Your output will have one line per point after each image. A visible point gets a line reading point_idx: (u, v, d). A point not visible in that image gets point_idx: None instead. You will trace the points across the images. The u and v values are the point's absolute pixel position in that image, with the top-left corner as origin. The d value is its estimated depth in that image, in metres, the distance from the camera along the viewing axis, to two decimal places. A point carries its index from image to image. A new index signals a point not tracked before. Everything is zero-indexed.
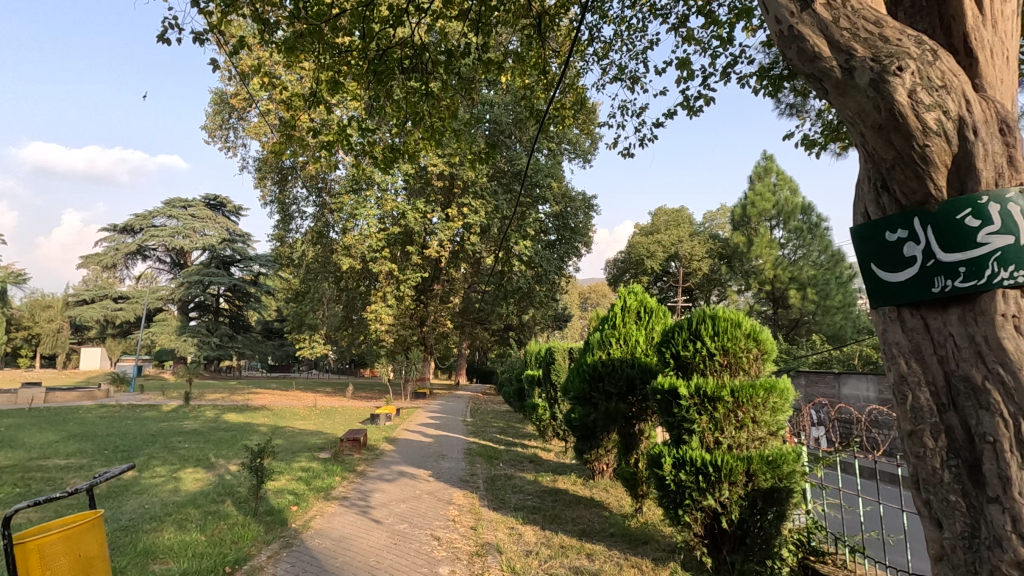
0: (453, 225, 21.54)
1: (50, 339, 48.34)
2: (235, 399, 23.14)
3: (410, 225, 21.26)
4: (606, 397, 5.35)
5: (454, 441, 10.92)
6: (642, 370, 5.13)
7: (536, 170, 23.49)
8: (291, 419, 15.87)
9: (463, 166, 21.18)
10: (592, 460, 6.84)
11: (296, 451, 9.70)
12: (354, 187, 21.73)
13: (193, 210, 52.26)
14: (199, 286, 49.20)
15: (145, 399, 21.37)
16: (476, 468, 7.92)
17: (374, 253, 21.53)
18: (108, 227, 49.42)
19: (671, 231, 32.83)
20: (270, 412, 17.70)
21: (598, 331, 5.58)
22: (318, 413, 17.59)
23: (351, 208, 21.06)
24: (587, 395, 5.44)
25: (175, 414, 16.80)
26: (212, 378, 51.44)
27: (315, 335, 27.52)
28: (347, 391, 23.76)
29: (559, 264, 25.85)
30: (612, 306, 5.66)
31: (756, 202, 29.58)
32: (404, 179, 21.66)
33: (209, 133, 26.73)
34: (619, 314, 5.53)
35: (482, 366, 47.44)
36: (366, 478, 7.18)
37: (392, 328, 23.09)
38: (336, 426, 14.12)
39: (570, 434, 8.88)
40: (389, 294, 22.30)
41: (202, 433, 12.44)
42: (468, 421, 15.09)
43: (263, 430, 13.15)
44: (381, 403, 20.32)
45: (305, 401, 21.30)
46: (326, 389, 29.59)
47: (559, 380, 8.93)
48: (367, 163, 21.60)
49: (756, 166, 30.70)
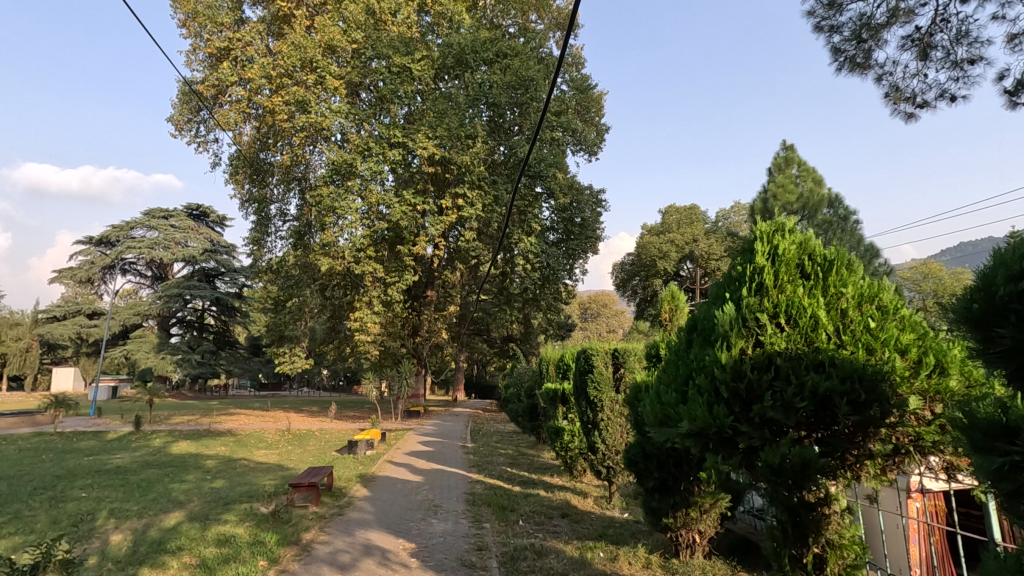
0: (446, 219, 18.91)
1: (18, 359, 45.35)
2: (201, 423, 20.35)
3: (398, 220, 18.54)
4: (769, 435, 2.79)
5: (451, 479, 8.27)
6: (841, 373, 2.54)
7: (538, 160, 20.94)
8: (253, 448, 13.09)
9: (458, 150, 18.55)
10: (676, 528, 4.21)
11: (230, 502, 6.93)
12: (334, 176, 19.16)
13: (174, 220, 49.56)
14: (179, 300, 46.49)
15: (96, 425, 18.59)
16: (486, 535, 5.18)
17: (358, 253, 18.86)
18: (84, 240, 46.63)
19: (683, 230, 30.34)
20: (233, 439, 14.94)
21: (735, 304, 3.03)
22: (290, 438, 14.87)
23: (332, 202, 18.49)
24: (730, 434, 2.81)
25: (117, 445, 14.01)
26: (194, 397, 48.58)
27: (296, 349, 24.77)
28: (330, 409, 21.03)
29: (566, 265, 23.29)
30: (750, 257, 3.14)
31: (777, 194, 27.10)
32: (393, 168, 19.08)
33: (175, 126, 24.00)
34: (772, 272, 3.01)
35: (481, 380, 44.77)
36: (307, 565, 4.41)
37: (378, 340, 20.46)
38: (303, 457, 11.34)
39: (616, 474, 6.30)
40: (375, 299, 19.64)
41: (126, 472, 9.66)
42: (469, 447, 12.36)
43: (208, 465, 10.37)
44: (367, 425, 17.58)
45: (280, 423, 18.56)
46: (309, 409, 26.82)
47: (596, 396, 6.30)
48: (349, 150, 19.06)
49: (775, 156, 28.26)
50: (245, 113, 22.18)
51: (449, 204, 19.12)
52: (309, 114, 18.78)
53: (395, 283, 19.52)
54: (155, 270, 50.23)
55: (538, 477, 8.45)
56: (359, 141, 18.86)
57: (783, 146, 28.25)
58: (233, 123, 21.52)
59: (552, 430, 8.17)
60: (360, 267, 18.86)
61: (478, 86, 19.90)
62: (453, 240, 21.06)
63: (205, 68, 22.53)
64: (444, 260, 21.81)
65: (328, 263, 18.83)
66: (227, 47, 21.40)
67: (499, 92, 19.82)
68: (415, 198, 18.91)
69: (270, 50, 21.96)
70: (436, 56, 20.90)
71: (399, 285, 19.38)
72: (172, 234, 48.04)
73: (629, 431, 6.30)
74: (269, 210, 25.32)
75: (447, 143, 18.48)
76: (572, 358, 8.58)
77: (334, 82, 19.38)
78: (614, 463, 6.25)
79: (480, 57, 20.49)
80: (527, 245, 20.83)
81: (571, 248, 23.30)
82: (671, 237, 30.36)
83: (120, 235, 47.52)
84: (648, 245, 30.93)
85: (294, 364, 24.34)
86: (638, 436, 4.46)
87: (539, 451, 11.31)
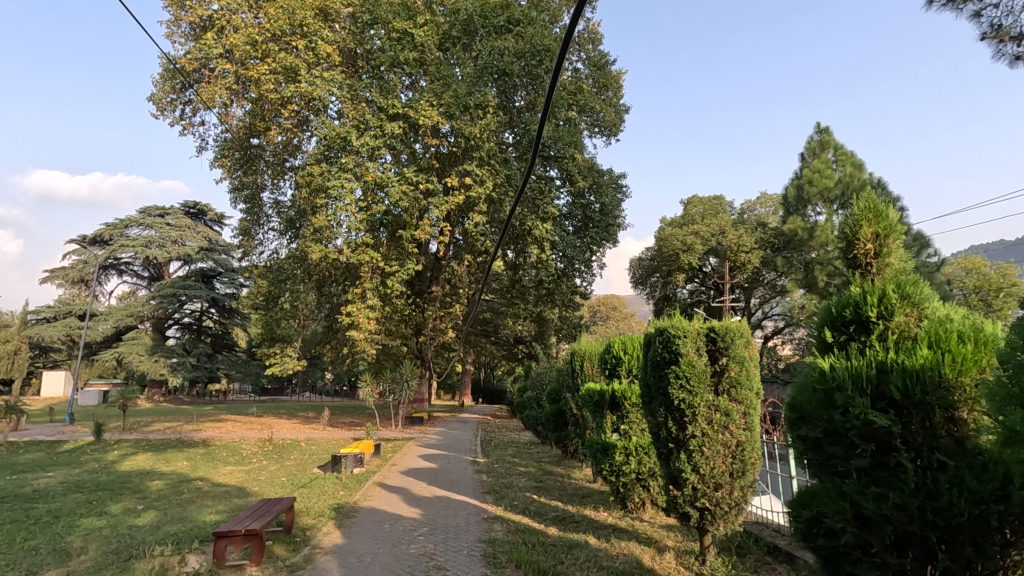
0: (453, 201, 16.62)
1: (6, 362, 43.35)
2: (179, 431, 18.22)
3: (397, 201, 16.31)
4: None
5: (461, 515, 6.06)
6: None
7: (553, 137, 18.83)
8: (221, 463, 10.91)
9: (466, 122, 16.42)
10: None
11: (133, 554, 4.74)
12: (327, 154, 17.07)
13: (170, 219, 47.78)
14: (173, 301, 44.55)
15: (58, 433, 16.52)
16: None
17: (354, 240, 16.75)
18: (76, 238, 44.80)
19: (708, 221, 28.08)
20: (203, 450, 12.78)
21: None
22: (271, 450, 12.67)
23: (323, 182, 16.39)
24: None
25: (64, 458, 11.90)
26: (190, 402, 46.67)
27: (288, 350, 22.64)
28: (322, 415, 18.85)
29: (585, 257, 21.09)
30: None
31: (813, 179, 24.76)
32: (395, 145, 17.03)
33: (157, 106, 22.03)
34: None
35: (489, 385, 42.57)
36: None
37: (376, 338, 18.29)
38: (275, 475, 9.15)
39: (717, 520, 4.09)
40: (373, 292, 17.53)
41: (42, 498, 7.49)
42: (481, 462, 10.12)
43: (152, 488, 8.20)
44: (362, 434, 15.42)
45: (264, 432, 16.36)
46: (302, 415, 24.61)
47: (687, 395, 4.08)
48: (344, 123, 16.99)
49: (810, 140, 25.80)
50: (231, 91, 20.15)
51: (455, 183, 16.79)
52: (299, 83, 16.75)
53: (395, 274, 17.39)
54: (152, 270, 48.42)
55: (577, 510, 6.19)
56: (355, 113, 16.76)
57: (818, 128, 25.83)
58: (214, 100, 19.38)
59: (597, 445, 6.02)
60: (356, 255, 16.75)
61: (487, 55, 17.78)
62: (461, 227, 18.99)
63: (188, 40, 20.52)
64: (452, 250, 19.79)
65: (318, 250, 16.67)
66: (210, 16, 19.38)
67: (510, 60, 17.64)
68: (415, 175, 16.73)
69: (259, 19, 19.91)
70: (440, 24, 18.77)
71: (399, 276, 17.23)
72: (167, 233, 46.31)
73: (734, 453, 4.08)
74: (260, 198, 23.28)
75: (454, 113, 16.42)
76: (623, 349, 6.35)
77: (327, 49, 17.32)
78: (715, 501, 4.05)
79: (489, 24, 18.36)
80: (543, 231, 18.70)
81: (590, 238, 21.06)
82: (695, 229, 28.09)
83: (114, 233, 45.78)
84: (669, 237, 28.61)
85: (285, 365, 22.21)
86: (831, 475, 2.62)
87: (570, 471, 9.03)
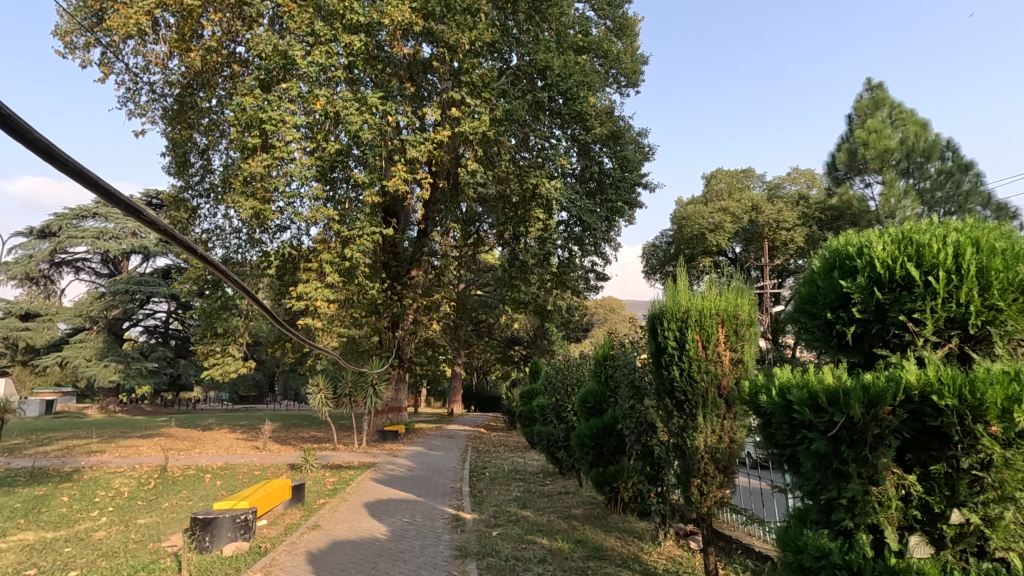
0: (435, 136, 12.46)
1: None
2: (69, 453, 13.73)
3: (354, 132, 11.91)
4: None
5: None
6: None
7: (562, 67, 14.85)
8: (32, 520, 6.46)
9: (451, 31, 12.31)
10: None
11: None
12: (264, 82, 12.75)
13: (130, 210, 43.40)
14: (128, 299, 39.85)
15: None
16: None
17: (302, 192, 12.38)
18: (21, 231, 39.99)
19: (737, 197, 24.42)
20: (43, 492, 8.30)
21: None
22: (150, 491, 8.23)
23: (258, 114, 11.92)
24: None
25: None
26: (149, 412, 41.92)
27: (231, 348, 18.19)
28: (264, 430, 14.44)
29: (605, 229, 16.70)
30: None
31: (868, 140, 20.69)
32: (355, 67, 12.83)
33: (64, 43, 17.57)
34: None
35: (483, 390, 38.24)
36: None
37: (332, 328, 13.96)
38: (76, 563, 4.76)
39: None
40: (331, 266, 13.20)
41: None
42: (469, 523, 5.74)
43: None
44: (307, 458, 11.08)
45: (174, 457, 11.88)
46: (253, 429, 20.10)
47: None
48: (286, 36, 12.68)
49: (859, 98, 21.84)
50: (151, 17, 15.81)
51: (436, 111, 12.53)
52: None
53: (357, 240, 13.03)
54: (109, 267, 43.75)
55: None
56: (300, 20, 12.43)
57: (868, 84, 21.97)
58: (128, 27, 15.09)
59: (850, 551, 2.45)
60: (311, 214, 12.50)
61: None
62: (450, 173, 14.76)
63: None
64: (449, 187, 15.70)
65: (250, 206, 12.28)
66: None
67: None
68: (380, 102, 12.41)
69: None
70: None
71: (363, 243, 12.93)
72: (125, 224, 41.79)
73: None
74: (199, 161, 18.96)
75: (433, 12, 12.33)
76: (935, 275, 2.61)
77: None
78: None
79: None
80: (553, 187, 14.49)
81: (609, 203, 16.68)
82: (722, 205, 24.17)
83: (62, 225, 40.94)
84: (691, 216, 24.71)
85: (227, 367, 17.79)
86: None
87: (638, 552, 4.70)
